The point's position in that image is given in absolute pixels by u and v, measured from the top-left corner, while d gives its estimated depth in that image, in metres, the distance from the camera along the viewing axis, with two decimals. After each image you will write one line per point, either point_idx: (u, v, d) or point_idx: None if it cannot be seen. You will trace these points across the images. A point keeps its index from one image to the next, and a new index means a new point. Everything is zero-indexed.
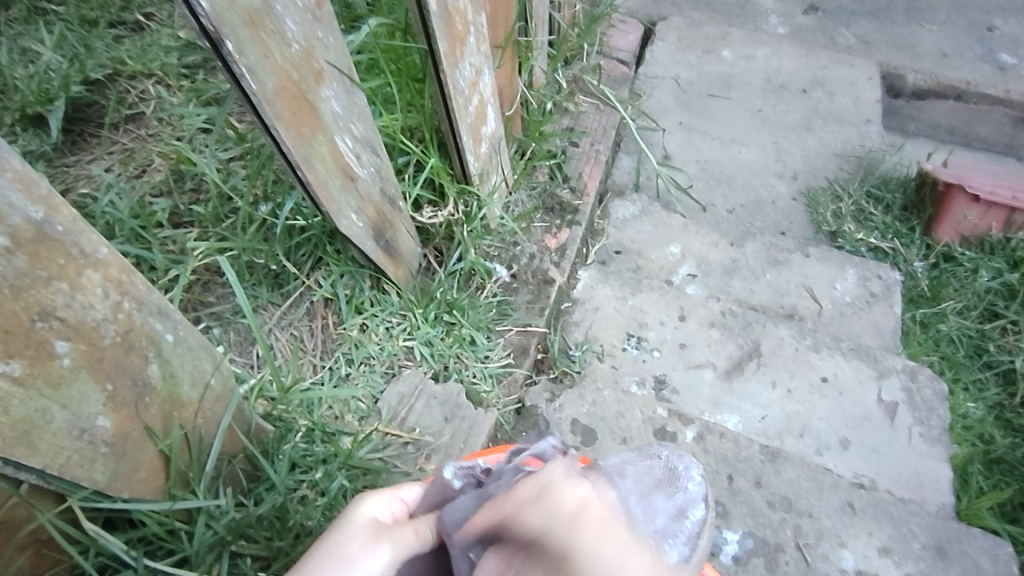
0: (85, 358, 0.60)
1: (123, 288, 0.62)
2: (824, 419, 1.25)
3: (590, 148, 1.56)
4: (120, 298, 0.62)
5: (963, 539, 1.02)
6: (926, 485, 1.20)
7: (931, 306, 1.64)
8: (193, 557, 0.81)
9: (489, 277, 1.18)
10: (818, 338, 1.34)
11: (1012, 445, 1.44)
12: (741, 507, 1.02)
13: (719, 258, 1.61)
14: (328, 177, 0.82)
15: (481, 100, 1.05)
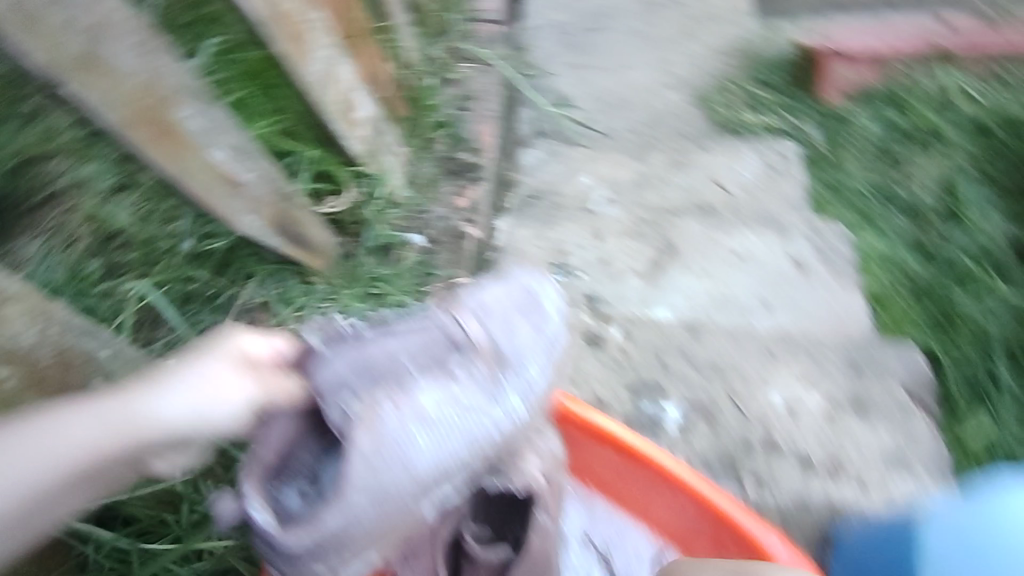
0: (30, 377, 0.74)
1: (47, 317, 0.74)
2: (744, 289, 1.36)
3: (480, 109, 1.67)
4: (46, 325, 0.74)
5: (871, 354, 1.15)
6: (847, 320, 1.33)
7: (834, 166, 1.78)
8: None
9: (406, 246, 1.31)
10: (723, 221, 1.47)
11: (928, 269, 1.57)
12: (676, 380, 1.12)
13: (628, 175, 1.73)
14: (208, 186, 0.89)
15: (345, 89, 1.13)
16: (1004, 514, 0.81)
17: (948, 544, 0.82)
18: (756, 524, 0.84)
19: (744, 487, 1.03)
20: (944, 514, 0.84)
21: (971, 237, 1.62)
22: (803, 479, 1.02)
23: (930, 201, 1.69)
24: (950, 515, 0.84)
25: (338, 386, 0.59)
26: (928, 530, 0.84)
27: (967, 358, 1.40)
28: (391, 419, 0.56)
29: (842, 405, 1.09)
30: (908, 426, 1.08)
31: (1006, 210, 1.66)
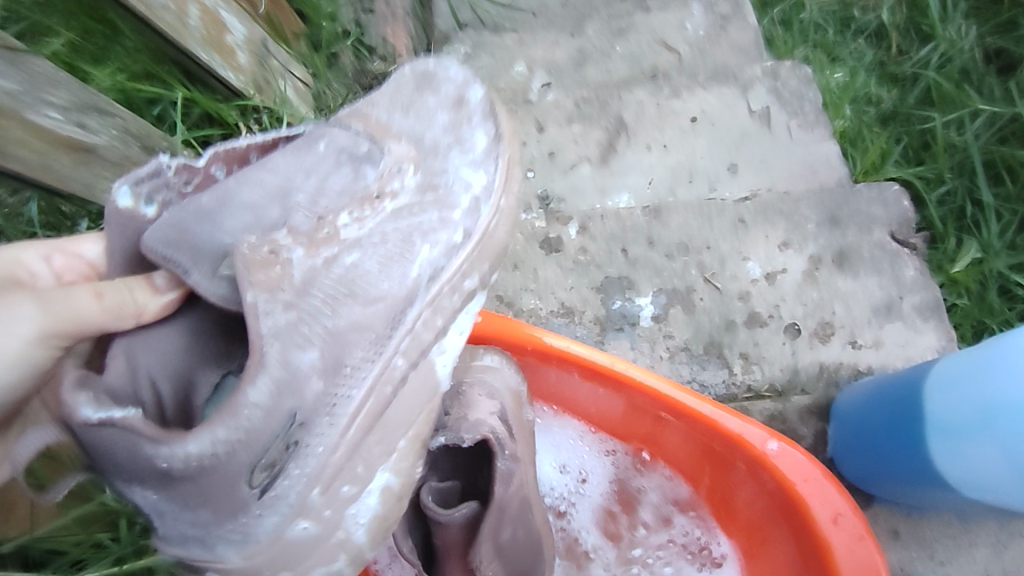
0: None
1: None
2: (706, 156, 1.23)
3: (387, 7, 1.43)
4: None
5: (851, 201, 1.06)
6: (820, 169, 1.22)
7: (788, 1, 1.60)
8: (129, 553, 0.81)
9: None
10: (674, 85, 1.32)
11: (900, 97, 1.44)
12: (645, 271, 1.02)
13: (565, 55, 1.55)
14: (46, 158, 0.70)
15: (206, 9, 0.94)
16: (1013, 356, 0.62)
17: (964, 412, 0.67)
18: (734, 419, 0.78)
19: (732, 370, 0.96)
20: (953, 370, 0.69)
21: (942, 55, 1.46)
22: (790, 349, 0.96)
23: (894, 21, 1.54)
24: (963, 372, 0.67)
25: (191, 245, 0.52)
26: (939, 400, 0.70)
27: (948, 184, 1.32)
28: (301, 258, 0.55)
29: (825, 263, 1.01)
30: (897, 272, 1.00)
31: (982, 15, 1.49)
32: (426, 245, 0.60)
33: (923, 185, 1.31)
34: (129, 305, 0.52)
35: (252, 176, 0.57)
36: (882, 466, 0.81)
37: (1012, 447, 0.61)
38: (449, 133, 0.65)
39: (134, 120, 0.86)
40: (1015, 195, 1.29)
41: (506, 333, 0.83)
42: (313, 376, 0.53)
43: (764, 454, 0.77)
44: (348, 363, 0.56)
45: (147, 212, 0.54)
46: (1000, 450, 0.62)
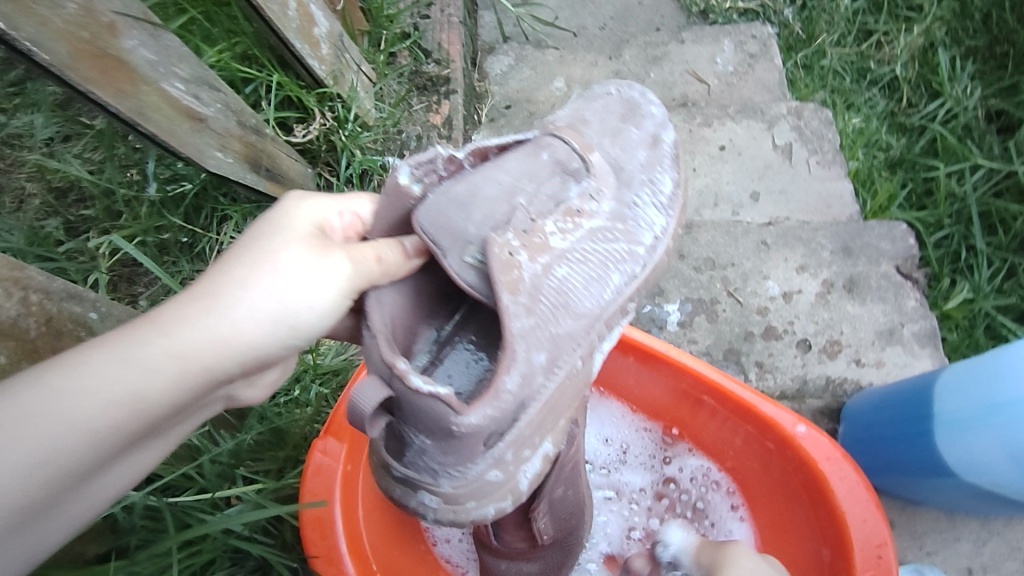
0: (18, 351, 0.69)
1: (22, 283, 0.70)
2: (732, 182, 1.34)
3: (442, 14, 1.52)
4: (25, 293, 0.70)
5: (863, 234, 1.17)
6: (834, 204, 1.33)
7: (810, 47, 1.73)
8: (210, 486, 0.90)
9: (385, 170, 1.23)
10: (705, 114, 1.43)
11: (908, 146, 1.56)
12: (674, 281, 1.12)
13: (603, 76, 1.66)
14: (174, 124, 0.80)
15: (301, 2, 1.03)
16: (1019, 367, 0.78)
17: (969, 408, 0.83)
18: (768, 404, 0.90)
19: (747, 375, 1.06)
20: (961, 375, 0.84)
21: (947, 111, 1.59)
22: (801, 361, 1.06)
23: (907, 75, 1.66)
24: (971, 374, 0.83)
25: (458, 235, 0.64)
26: (945, 396, 0.86)
27: (945, 229, 1.44)
28: (530, 262, 0.65)
29: (837, 288, 1.11)
30: (901, 301, 1.10)
31: (987, 78, 1.61)
32: (616, 272, 0.70)
33: (923, 227, 1.44)
34: (385, 263, 0.63)
35: (492, 175, 0.68)
36: (886, 455, 0.95)
37: (1012, 438, 0.78)
38: (643, 171, 0.77)
39: (233, 96, 0.93)
40: (1006, 245, 1.41)
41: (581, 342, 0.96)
42: (539, 372, 0.63)
43: (793, 435, 0.88)
44: (558, 365, 0.65)
45: (414, 189, 0.64)
46: (1002, 440, 0.79)
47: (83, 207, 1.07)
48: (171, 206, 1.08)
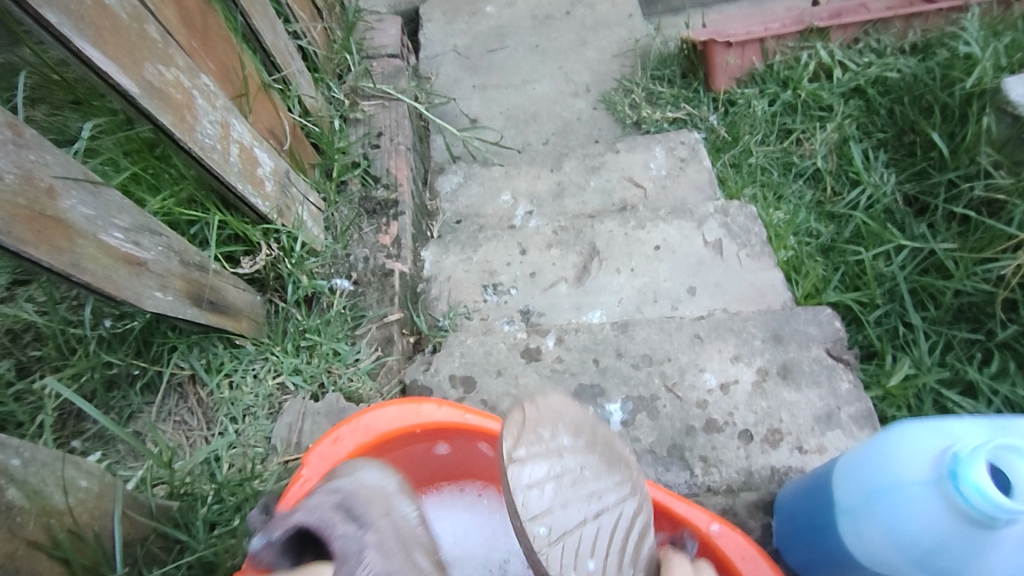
0: None
1: None
2: (669, 279, 1.42)
3: (391, 144, 1.64)
4: None
5: (792, 320, 1.21)
6: (768, 292, 1.39)
7: (736, 147, 1.86)
8: None
9: (334, 292, 1.30)
10: (639, 217, 1.51)
11: (837, 231, 1.65)
12: (614, 379, 1.16)
13: (546, 187, 1.76)
14: (109, 271, 0.85)
15: (243, 147, 1.13)
16: (891, 451, 0.79)
17: (855, 496, 0.82)
18: (682, 504, 0.98)
19: (693, 471, 1.06)
20: (850, 463, 0.85)
21: (868, 197, 1.69)
22: (744, 452, 1.07)
23: (828, 167, 1.78)
24: (856, 463, 0.84)
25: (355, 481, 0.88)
26: (839, 487, 0.85)
27: (881, 308, 1.49)
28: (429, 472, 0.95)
29: (771, 375, 1.15)
30: (835, 385, 1.13)
31: (900, 165, 1.72)
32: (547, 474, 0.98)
33: (861, 308, 1.49)
34: None
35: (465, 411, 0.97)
36: (810, 553, 0.93)
37: (895, 526, 0.76)
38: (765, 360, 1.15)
39: (176, 237, 1.00)
40: (941, 318, 1.47)
41: (477, 425, 0.98)
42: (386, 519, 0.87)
43: (709, 533, 0.96)
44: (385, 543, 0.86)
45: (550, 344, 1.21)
46: (885, 528, 0.78)
47: (36, 347, 1.07)
48: (117, 340, 1.08)
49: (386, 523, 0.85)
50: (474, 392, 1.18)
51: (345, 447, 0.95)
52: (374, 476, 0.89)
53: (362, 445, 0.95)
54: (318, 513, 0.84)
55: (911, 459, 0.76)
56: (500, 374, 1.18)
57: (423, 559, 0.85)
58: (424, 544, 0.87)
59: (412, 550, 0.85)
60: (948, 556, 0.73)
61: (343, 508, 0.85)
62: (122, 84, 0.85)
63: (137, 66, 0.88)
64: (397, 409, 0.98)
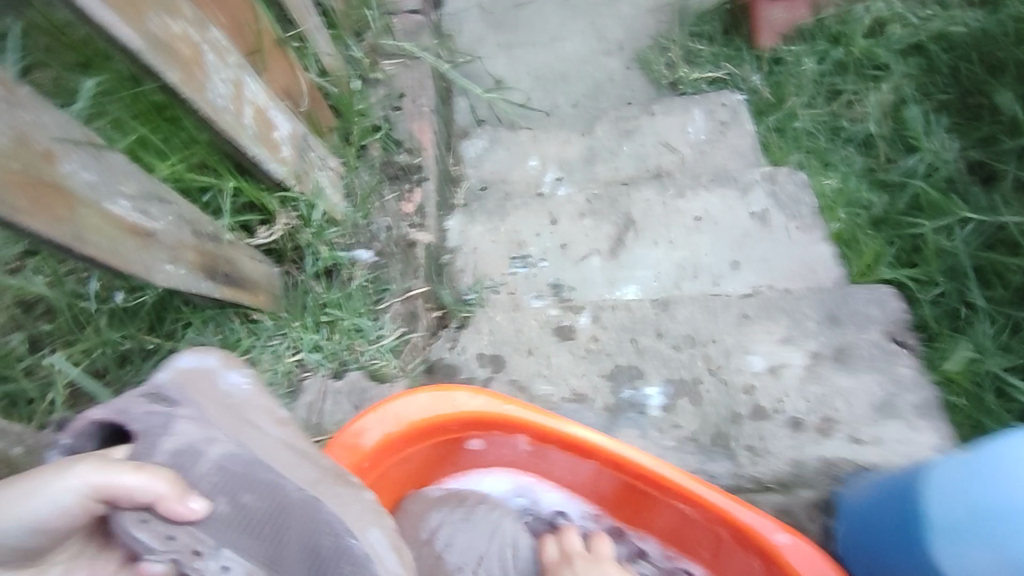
0: None
1: None
2: (710, 253, 1.32)
3: (413, 105, 1.54)
4: None
5: (847, 300, 1.12)
6: (817, 268, 1.30)
7: (780, 110, 1.73)
8: None
9: (355, 265, 1.23)
10: (678, 185, 1.41)
11: (890, 202, 1.53)
12: (653, 361, 1.08)
13: (577, 152, 1.66)
14: (116, 244, 0.79)
15: (257, 108, 1.04)
16: (1002, 465, 0.71)
17: (958, 515, 0.74)
18: (748, 512, 0.87)
19: (737, 461, 1.00)
20: (947, 474, 0.76)
21: (928, 165, 1.56)
22: (795, 442, 1.00)
23: (881, 132, 1.65)
24: (957, 477, 0.75)
25: (194, 374, 0.73)
26: (934, 503, 0.77)
27: (940, 286, 1.38)
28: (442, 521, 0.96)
29: (825, 359, 1.06)
30: (895, 370, 1.04)
31: (963, 130, 1.59)
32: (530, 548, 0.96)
33: (916, 286, 1.38)
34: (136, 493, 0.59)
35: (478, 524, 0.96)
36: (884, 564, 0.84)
37: (1011, 551, 0.69)
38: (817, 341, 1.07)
39: (187, 206, 0.93)
40: (1005, 298, 1.35)
41: (516, 417, 0.92)
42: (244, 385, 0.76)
43: (775, 545, 0.86)
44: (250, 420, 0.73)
45: (583, 322, 1.13)
46: (997, 555, 0.70)
47: (44, 321, 1.02)
48: (127, 314, 1.04)
49: (206, 402, 0.71)
50: (504, 372, 1.11)
51: (372, 438, 0.89)
52: (185, 359, 0.74)
53: (390, 435, 0.90)
54: (119, 403, 0.68)
55: (1022, 481, 0.69)
56: (531, 354, 1.11)
57: (270, 427, 0.74)
58: (262, 408, 0.75)
59: (249, 415, 0.73)
60: None
61: (154, 394, 0.69)
62: (123, 34, 0.76)
63: (141, 16, 0.79)
64: (429, 396, 0.92)
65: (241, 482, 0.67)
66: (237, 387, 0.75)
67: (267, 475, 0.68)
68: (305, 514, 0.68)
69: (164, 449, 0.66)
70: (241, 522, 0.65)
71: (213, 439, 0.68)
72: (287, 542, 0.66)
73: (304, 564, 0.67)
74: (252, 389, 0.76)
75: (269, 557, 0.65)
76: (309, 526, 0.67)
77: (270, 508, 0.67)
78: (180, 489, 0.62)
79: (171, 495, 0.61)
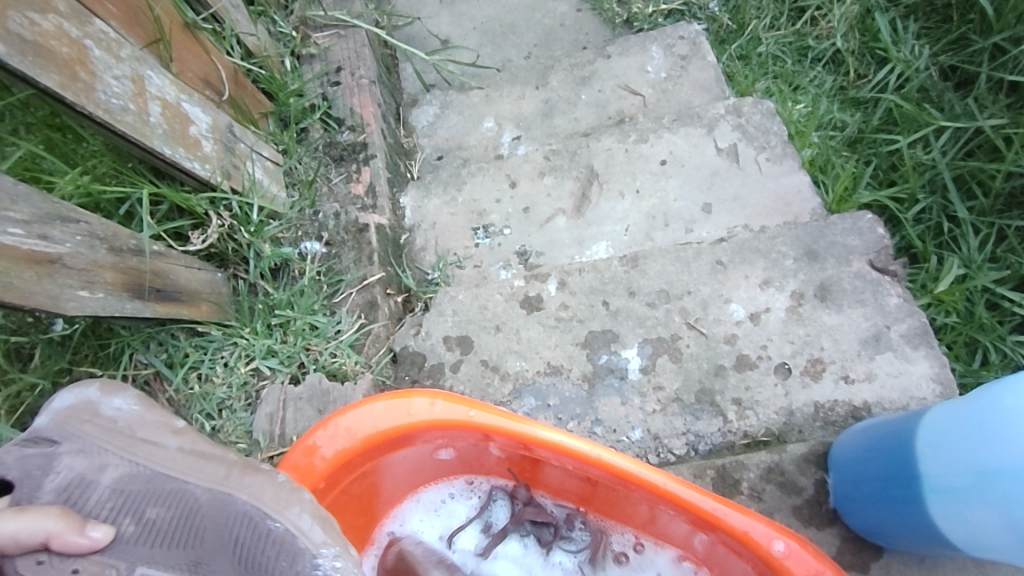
0: None
1: None
2: (680, 198, 1.25)
3: (352, 78, 1.43)
4: None
5: (827, 231, 1.04)
6: (793, 201, 1.23)
7: (743, 36, 1.62)
8: None
9: (303, 258, 1.15)
10: (640, 128, 1.33)
11: (865, 120, 1.45)
12: (628, 322, 1.02)
13: (533, 107, 1.56)
14: (9, 275, 0.70)
15: (167, 104, 0.95)
16: (1003, 418, 0.63)
17: (958, 474, 0.68)
18: (740, 516, 0.81)
19: (726, 416, 0.95)
20: (946, 428, 0.70)
21: (899, 76, 1.48)
22: (783, 390, 0.95)
23: (849, 47, 1.55)
24: (954, 433, 0.68)
25: (70, 413, 0.77)
26: (931, 457, 0.71)
27: (922, 203, 1.31)
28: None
29: (808, 298, 1.00)
30: (882, 301, 0.98)
31: (933, 34, 1.50)
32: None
33: (898, 206, 1.31)
34: (34, 531, 0.67)
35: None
36: (884, 519, 0.80)
37: (1014, 512, 0.62)
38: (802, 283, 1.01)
39: (99, 222, 0.85)
40: (988, 206, 1.29)
41: (481, 424, 0.85)
42: (124, 402, 0.80)
43: (771, 553, 0.80)
44: (138, 436, 0.78)
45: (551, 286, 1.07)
46: (1001, 516, 0.64)
47: None
48: (62, 347, 0.96)
49: (92, 430, 0.77)
50: (473, 353, 1.05)
51: (324, 457, 0.84)
52: (63, 396, 0.78)
53: (344, 452, 0.85)
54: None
55: None
56: (499, 331, 1.05)
57: (165, 440, 0.78)
58: (155, 423, 0.80)
59: (135, 431, 0.78)
60: None
61: (31, 439, 0.75)
62: None
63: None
64: (385, 404, 0.86)
65: (140, 493, 0.75)
66: (117, 410, 0.79)
67: (172, 486, 0.76)
68: (217, 512, 0.75)
69: (51, 488, 0.73)
70: (153, 534, 0.74)
71: (103, 466, 0.76)
72: (207, 539, 0.74)
73: (230, 555, 0.74)
74: (138, 407, 0.80)
75: (190, 557, 0.74)
76: (227, 511, 0.75)
77: (178, 515, 0.74)
78: (75, 523, 0.70)
79: (66, 529, 0.69)
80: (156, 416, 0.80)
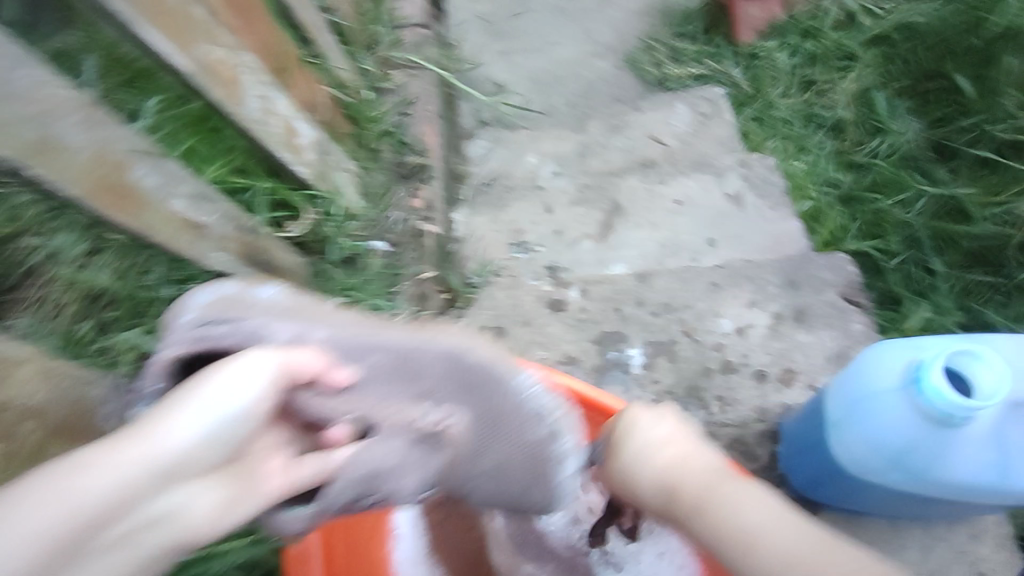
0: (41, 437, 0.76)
1: None
2: (689, 232, 1.47)
3: (421, 112, 1.70)
4: None
5: (806, 266, 1.27)
6: (786, 244, 1.45)
7: (759, 101, 1.87)
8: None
9: (370, 253, 1.39)
10: (661, 172, 1.56)
11: (858, 180, 1.68)
12: (635, 326, 1.23)
13: (571, 148, 1.81)
14: (174, 233, 0.96)
15: (285, 119, 1.21)
16: (865, 367, 0.95)
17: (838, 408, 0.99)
18: None
19: (709, 409, 1.14)
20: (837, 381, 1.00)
21: (889, 145, 1.71)
22: (759, 391, 1.15)
23: (851, 117, 1.78)
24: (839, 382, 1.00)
25: (231, 301, 0.90)
26: (827, 401, 1.01)
27: (899, 255, 1.54)
28: None
29: (786, 318, 1.20)
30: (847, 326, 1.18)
31: (925, 112, 1.73)
32: None
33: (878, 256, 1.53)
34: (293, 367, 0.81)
35: None
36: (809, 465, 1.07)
37: (871, 428, 0.93)
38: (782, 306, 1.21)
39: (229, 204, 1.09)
40: (956, 261, 1.51)
41: None
42: (269, 292, 0.94)
43: None
44: (301, 316, 0.92)
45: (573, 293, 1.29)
46: (862, 433, 0.95)
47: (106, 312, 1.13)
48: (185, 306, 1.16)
49: (257, 312, 0.90)
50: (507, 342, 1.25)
51: None
52: (205, 292, 0.90)
53: None
54: (194, 336, 0.83)
55: (884, 371, 0.93)
56: (528, 325, 1.26)
57: (326, 316, 0.92)
58: (300, 307, 0.95)
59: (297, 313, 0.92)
60: (914, 453, 0.90)
61: (208, 322, 0.86)
62: (177, 63, 0.93)
63: (187, 46, 0.95)
64: None
65: (364, 347, 0.89)
66: (269, 297, 0.93)
67: (367, 340, 0.89)
68: (424, 350, 0.89)
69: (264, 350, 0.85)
70: (381, 375, 0.89)
71: (302, 333, 0.88)
72: (426, 371, 0.89)
73: (450, 384, 0.89)
74: (283, 294, 0.95)
75: (418, 389, 0.89)
76: (463, 367, 0.88)
77: (391, 359, 0.89)
78: (327, 364, 0.87)
79: (324, 369, 0.86)
80: (297, 300, 0.96)
